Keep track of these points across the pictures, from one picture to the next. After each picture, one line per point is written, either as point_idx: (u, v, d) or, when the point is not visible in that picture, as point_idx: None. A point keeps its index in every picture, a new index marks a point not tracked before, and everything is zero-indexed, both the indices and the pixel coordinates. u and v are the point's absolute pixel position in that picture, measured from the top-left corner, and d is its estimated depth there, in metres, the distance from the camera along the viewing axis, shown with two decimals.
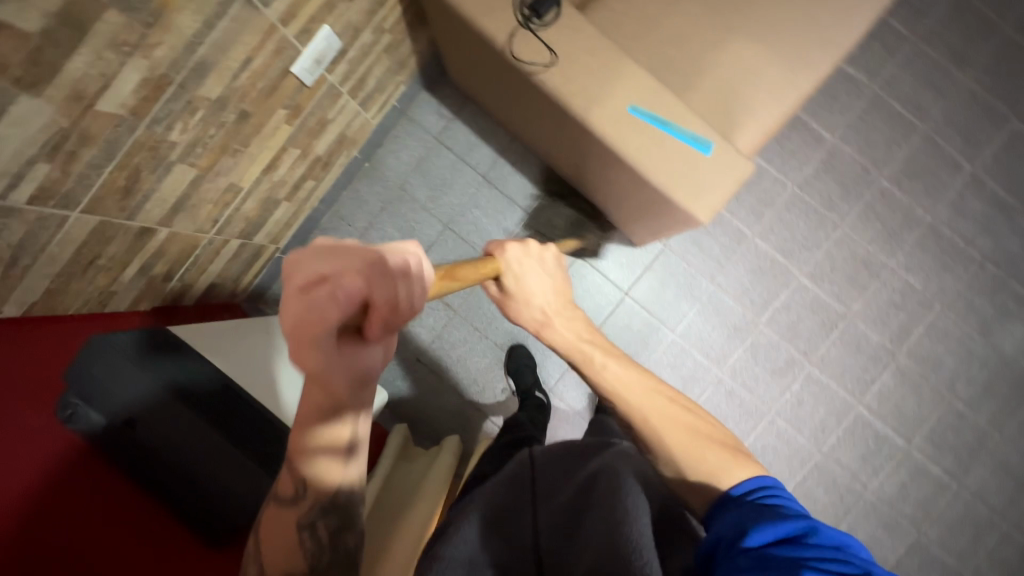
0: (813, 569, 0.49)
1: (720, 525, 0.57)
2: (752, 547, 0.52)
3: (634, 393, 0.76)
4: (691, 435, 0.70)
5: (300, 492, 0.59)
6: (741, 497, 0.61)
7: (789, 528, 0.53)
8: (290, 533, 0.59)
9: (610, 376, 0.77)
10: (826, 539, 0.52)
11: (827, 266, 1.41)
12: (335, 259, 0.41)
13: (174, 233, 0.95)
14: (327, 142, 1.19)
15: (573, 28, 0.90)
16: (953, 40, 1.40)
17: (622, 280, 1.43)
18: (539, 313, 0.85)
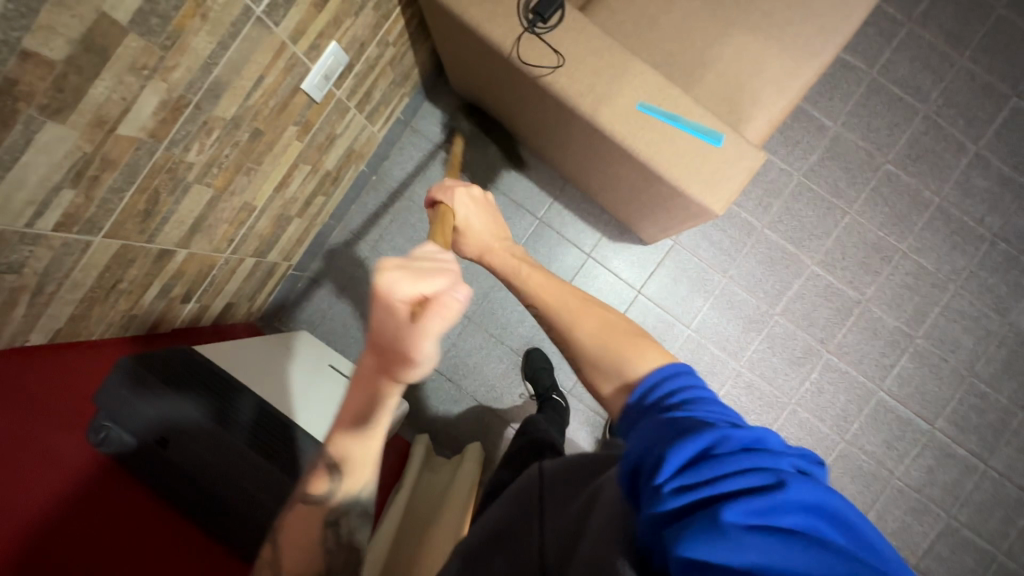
0: (729, 501, 0.42)
1: (635, 449, 0.51)
2: (667, 482, 0.45)
3: (552, 299, 0.75)
4: (607, 326, 0.68)
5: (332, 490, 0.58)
6: (652, 395, 0.56)
7: (701, 447, 0.46)
8: (316, 531, 0.59)
9: (537, 287, 0.77)
10: (735, 445, 0.46)
11: (838, 253, 1.41)
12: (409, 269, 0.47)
13: (191, 254, 0.96)
14: (336, 157, 1.20)
15: (577, 30, 0.91)
16: (948, 22, 1.41)
17: (634, 278, 1.43)
18: (478, 241, 0.90)
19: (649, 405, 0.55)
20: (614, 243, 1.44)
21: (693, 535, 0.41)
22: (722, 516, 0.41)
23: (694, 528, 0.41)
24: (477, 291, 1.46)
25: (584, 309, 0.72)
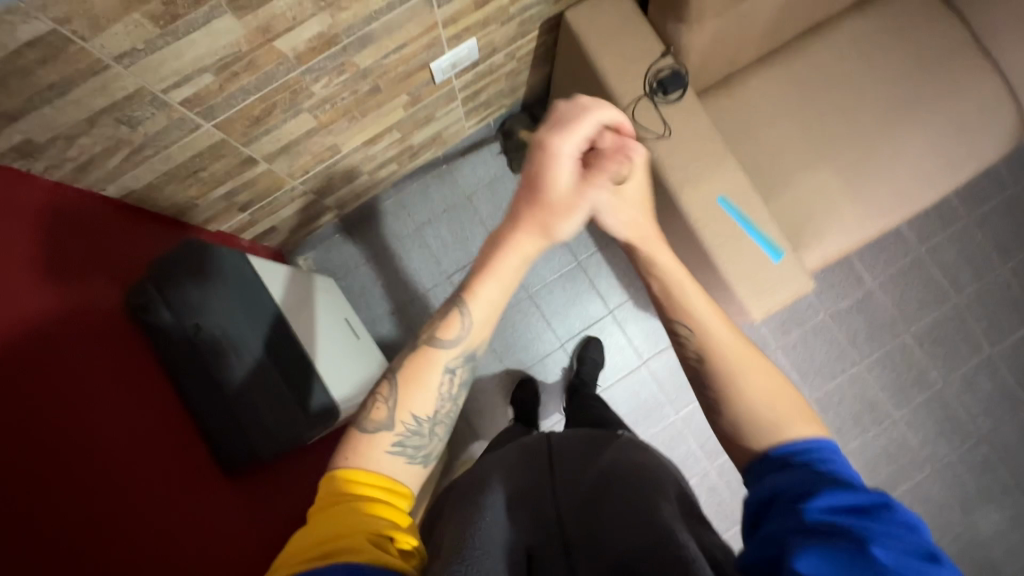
0: (884, 544, 0.42)
1: (775, 485, 0.53)
2: (813, 508, 0.47)
3: (716, 330, 0.65)
4: (776, 392, 0.61)
5: (446, 337, 0.65)
6: (789, 457, 0.56)
7: (867, 498, 0.47)
8: (434, 375, 0.64)
9: (684, 302, 0.67)
10: (908, 517, 0.45)
11: (836, 398, 1.46)
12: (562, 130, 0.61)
13: (270, 171, 0.99)
14: (424, 135, 1.26)
15: (692, 112, 0.98)
16: (1002, 232, 1.50)
17: (644, 349, 1.48)
18: (629, 212, 0.68)
19: (788, 460, 0.55)
20: (636, 309, 1.49)
21: (825, 557, 0.42)
22: (874, 553, 0.41)
23: (829, 555, 0.42)
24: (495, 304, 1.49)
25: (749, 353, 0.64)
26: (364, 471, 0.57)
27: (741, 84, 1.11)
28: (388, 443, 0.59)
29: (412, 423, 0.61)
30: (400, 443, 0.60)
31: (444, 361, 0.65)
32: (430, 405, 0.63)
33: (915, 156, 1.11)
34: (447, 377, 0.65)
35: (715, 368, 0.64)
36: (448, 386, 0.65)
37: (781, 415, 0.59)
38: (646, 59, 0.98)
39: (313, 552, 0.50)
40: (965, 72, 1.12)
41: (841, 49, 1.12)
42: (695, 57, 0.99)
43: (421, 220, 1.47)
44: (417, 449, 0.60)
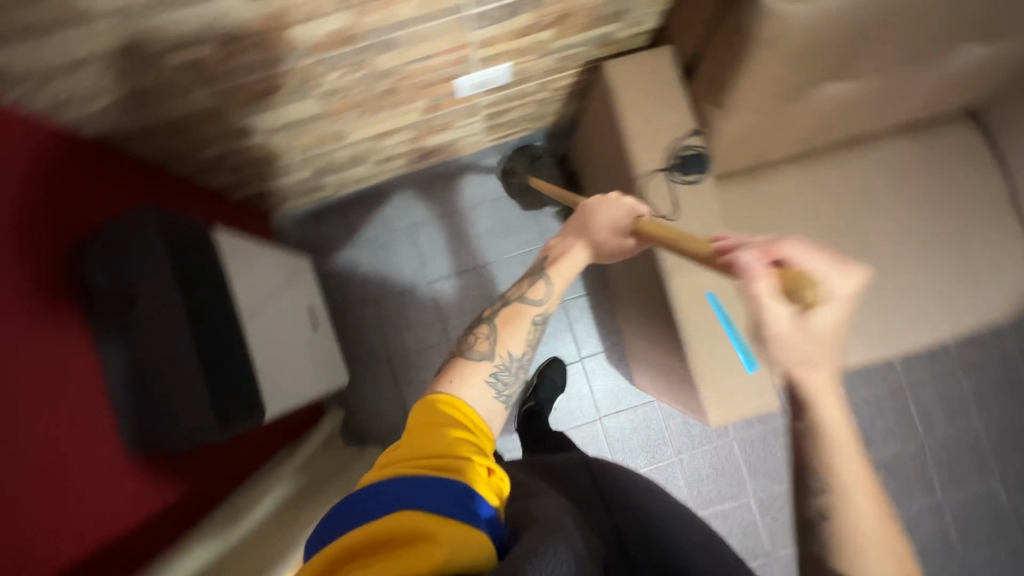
0: None
1: None
2: None
3: (854, 485, 0.49)
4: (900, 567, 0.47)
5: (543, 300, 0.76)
6: None
7: None
8: (524, 322, 0.74)
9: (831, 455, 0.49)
10: None
11: (778, 504, 1.43)
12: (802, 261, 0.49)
13: (267, 143, 0.96)
14: (439, 140, 1.22)
15: (705, 198, 0.94)
16: (987, 385, 1.47)
17: (603, 404, 1.45)
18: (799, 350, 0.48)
19: None
20: (608, 363, 1.46)
21: None
22: None
23: None
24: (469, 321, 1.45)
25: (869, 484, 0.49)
26: (466, 406, 0.63)
27: (766, 180, 1.07)
28: (485, 372, 0.67)
29: (505, 357, 0.70)
30: (496, 372, 0.68)
31: (532, 316, 0.75)
32: (522, 343, 0.73)
33: (918, 297, 1.07)
34: (534, 328, 0.75)
35: (835, 525, 0.49)
36: (533, 336, 0.75)
37: (884, 550, 0.47)
38: (673, 133, 0.94)
39: (429, 459, 0.55)
40: (992, 226, 1.09)
41: (874, 170, 1.09)
42: (723, 143, 0.95)
43: (418, 219, 1.45)
44: (504, 385, 0.68)
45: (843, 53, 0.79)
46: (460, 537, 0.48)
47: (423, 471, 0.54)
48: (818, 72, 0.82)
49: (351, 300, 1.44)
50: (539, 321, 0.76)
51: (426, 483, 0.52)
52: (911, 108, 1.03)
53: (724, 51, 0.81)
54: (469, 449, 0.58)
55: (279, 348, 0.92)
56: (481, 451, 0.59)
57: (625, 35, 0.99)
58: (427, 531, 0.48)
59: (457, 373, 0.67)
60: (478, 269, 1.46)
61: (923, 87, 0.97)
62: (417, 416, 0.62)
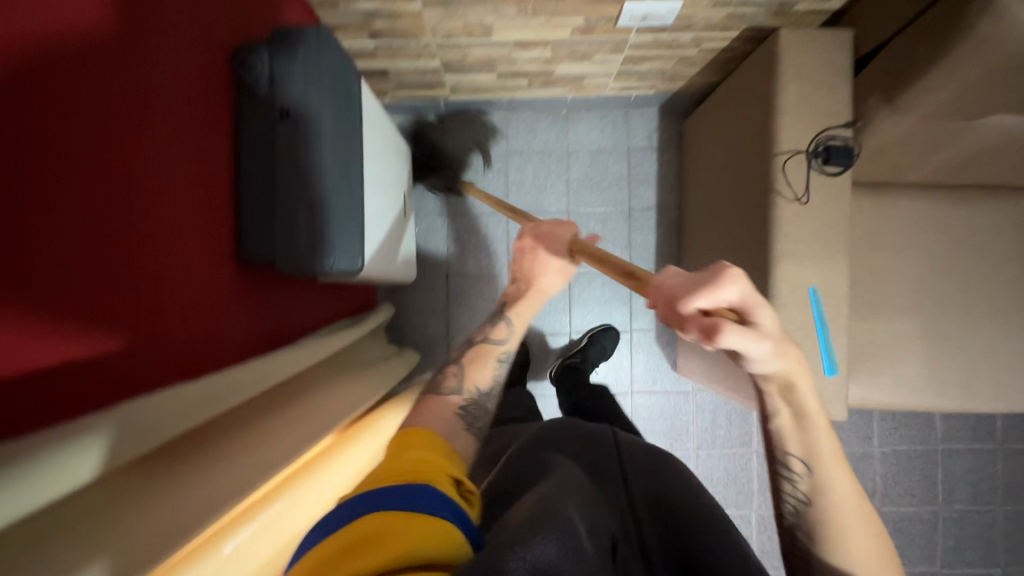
0: None
1: None
2: None
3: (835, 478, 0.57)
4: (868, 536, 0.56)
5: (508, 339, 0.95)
6: None
7: None
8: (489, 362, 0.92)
9: (816, 444, 0.57)
10: None
11: (777, 525, 1.44)
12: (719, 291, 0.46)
13: (419, 14, 0.94)
14: (569, 71, 1.19)
15: (837, 193, 0.90)
16: (1021, 476, 1.44)
17: (639, 380, 1.45)
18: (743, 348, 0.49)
19: None
20: (654, 342, 1.45)
21: None
22: None
23: None
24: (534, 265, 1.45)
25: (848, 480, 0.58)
26: (436, 435, 0.71)
27: (892, 200, 1.03)
28: (455, 404, 0.81)
29: (472, 392, 0.86)
30: (467, 407, 0.82)
31: (497, 353, 0.94)
32: (486, 378, 0.90)
33: (1005, 361, 1.04)
34: (499, 366, 0.93)
35: (818, 514, 0.58)
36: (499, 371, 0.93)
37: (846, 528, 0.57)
38: (827, 119, 0.90)
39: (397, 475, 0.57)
40: None
41: (1005, 221, 1.04)
42: (873, 145, 0.92)
43: (488, 140, 1.43)
44: (473, 419, 0.82)
45: None
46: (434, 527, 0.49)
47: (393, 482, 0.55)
48: (1011, 93, 0.78)
49: (428, 207, 1.45)
50: (502, 359, 0.93)
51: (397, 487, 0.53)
52: None
53: (924, 43, 0.77)
54: (433, 464, 0.60)
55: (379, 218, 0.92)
56: (444, 465, 0.61)
57: (806, 8, 0.94)
58: (390, 531, 0.48)
59: (434, 408, 0.80)
60: (556, 216, 1.45)
61: None
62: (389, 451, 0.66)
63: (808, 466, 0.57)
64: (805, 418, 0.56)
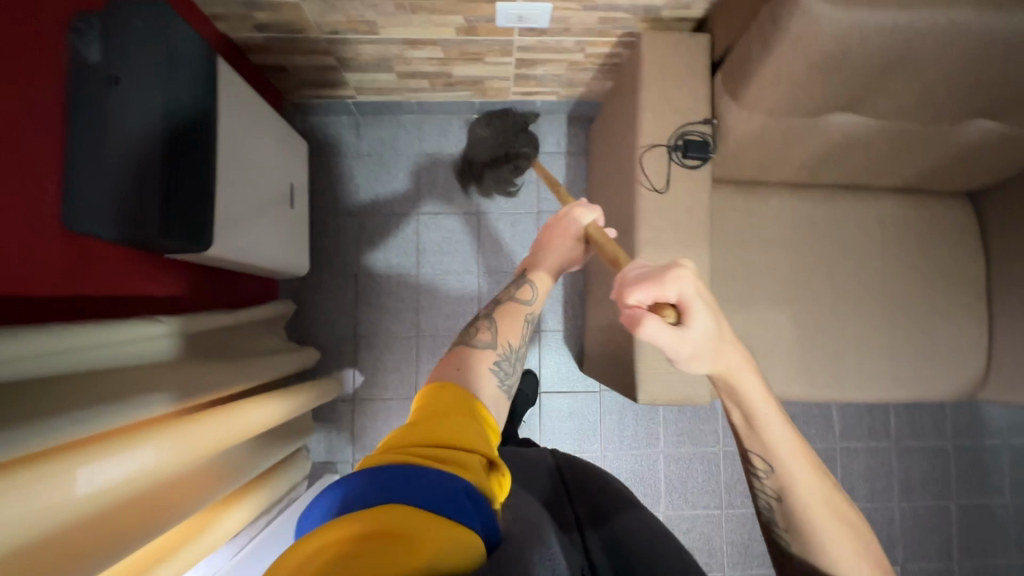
0: None
1: None
2: None
3: (793, 461, 0.61)
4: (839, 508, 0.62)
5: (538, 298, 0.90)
6: None
7: None
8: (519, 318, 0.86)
9: (772, 444, 0.61)
10: None
11: (684, 526, 1.44)
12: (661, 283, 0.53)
13: (298, 6, 0.96)
14: (466, 72, 1.23)
15: (696, 185, 0.95)
16: (914, 473, 1.49)
17: (547, 381, 1.45)
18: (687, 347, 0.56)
19: None
20: (563, 342, 1.46)
21: None
22: None
23: None
24: (444, 265, 1.46)
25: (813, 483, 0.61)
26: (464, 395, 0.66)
27: (760, 198, 1.09)
28: (490, 360, 0.75)
29: (506, 348, 0.79)
30: (501, 363, 0.76)
31: (525, 314, 0.87)
32: (519, 336, 0.83)
33: (869, 350, 1.09)
34: (528, 325, 0.87)
35: (790, 509, 0.62)
36: (529, 331, 0.86)
37: (822, 521, 0.61)
38: (686, 116, 0.95)
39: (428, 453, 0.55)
40: (955, 306, 1.11)
41: (865, 220, 1.11)
42: (730, 141, 0.97)
43: (402, 150, 1.47)
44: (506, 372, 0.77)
45: (864, 78, 0.81)
46: (462, 538, 0.46)
47: (415, 462, 0.52)
48: (836, 89, 0.84)
49: (338, 205, 1.46)
50: (528, 319, 0.87)
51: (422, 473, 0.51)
52: (914, 168, 1.05)
53: (754, 42, 0.83)
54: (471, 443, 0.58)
55: (250, 201, 0.92)
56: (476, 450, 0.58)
57: (669, 14, 1.00)
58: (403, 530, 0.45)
59: (461, 360, 0.73)
60: (467, 215, 1.47)
61: (932, 148, 0.99)
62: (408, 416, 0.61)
63: (770, 466, 0.62)
64: (751, 408, 0.61)
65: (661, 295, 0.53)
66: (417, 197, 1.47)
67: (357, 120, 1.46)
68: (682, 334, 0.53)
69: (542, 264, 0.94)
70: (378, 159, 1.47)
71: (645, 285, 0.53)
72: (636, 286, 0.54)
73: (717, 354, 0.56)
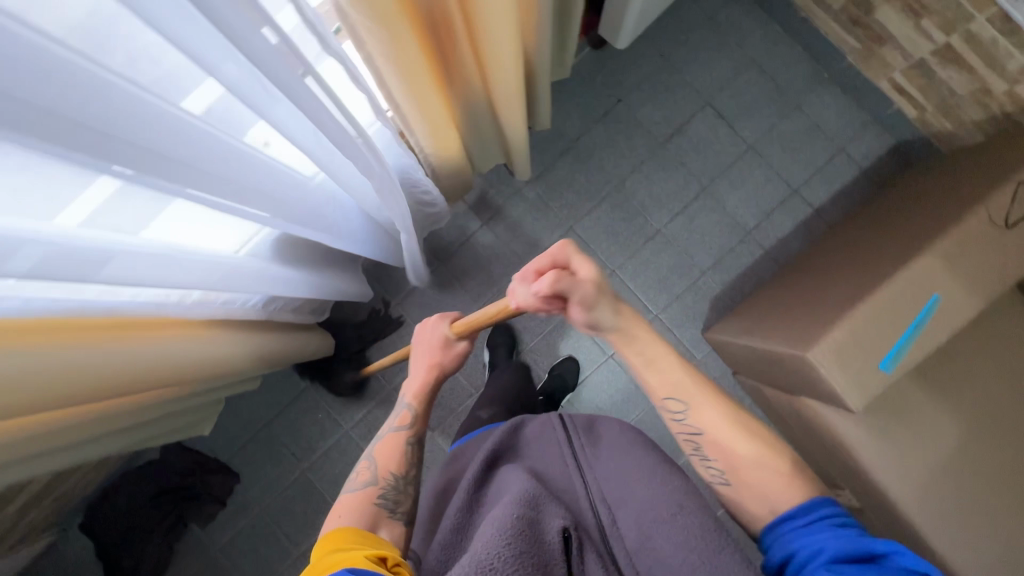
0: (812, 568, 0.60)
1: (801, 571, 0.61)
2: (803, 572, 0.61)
3: (691, 407, 0.73)
4: (737, 434, 0.71)
5: (415, 425, 0.87)
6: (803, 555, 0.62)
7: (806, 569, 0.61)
8: (400, 453, 0.83)
9: (661, 383, 0.75)
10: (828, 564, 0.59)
11: None
12: (545, 258, 0.68)
13: None
14: (887, 20, 1.17)
15: None
16: None
17: (670, 312, 1.44)
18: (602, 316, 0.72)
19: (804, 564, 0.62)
20: (709, 299, 1.43)
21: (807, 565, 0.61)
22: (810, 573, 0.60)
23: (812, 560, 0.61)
24: (687, 156, 1.45)
25: (730, 429, 0.71)
26: (357, 528, 0.67)
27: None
28: (376, 496, 0.75)
29: (393, 476, 0.79)
30: (390, 500, 0.76)
31: (409, 436, 0.85)
32: (403, 462, 0.82)
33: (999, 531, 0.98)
34: (410, 446, 0.85)
35: (710, 449, 0.72)
36: (410, 450, 0.85)
37: (758, 444, 0.70)
38: None
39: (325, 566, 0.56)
40: None
41: None
42: None
43: (747, 47, 1.44)
44: (394, 502, 0.77)
45: None
46: None
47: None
48: None
49: (660, 38, 1.45)
50: (409, 437, 0.85)
51: None
52: None
53: None
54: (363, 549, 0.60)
55: None
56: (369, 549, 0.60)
57: None
58: None
59: (346, 507, 0.73)
60: (741, 140, 1.44)
61: None
62: (316, 549, 0.62)
63: (682, 406, 0.73)
64: (644, 357, 0.75)
65: (550, 263, 0.68)
66: (718, 90, 1.45)
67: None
68: (596, 288, 0.68)
69: (411, 374, 0.91)
70: (722, 34, 1.44)
71: (537, 263, 0.68)
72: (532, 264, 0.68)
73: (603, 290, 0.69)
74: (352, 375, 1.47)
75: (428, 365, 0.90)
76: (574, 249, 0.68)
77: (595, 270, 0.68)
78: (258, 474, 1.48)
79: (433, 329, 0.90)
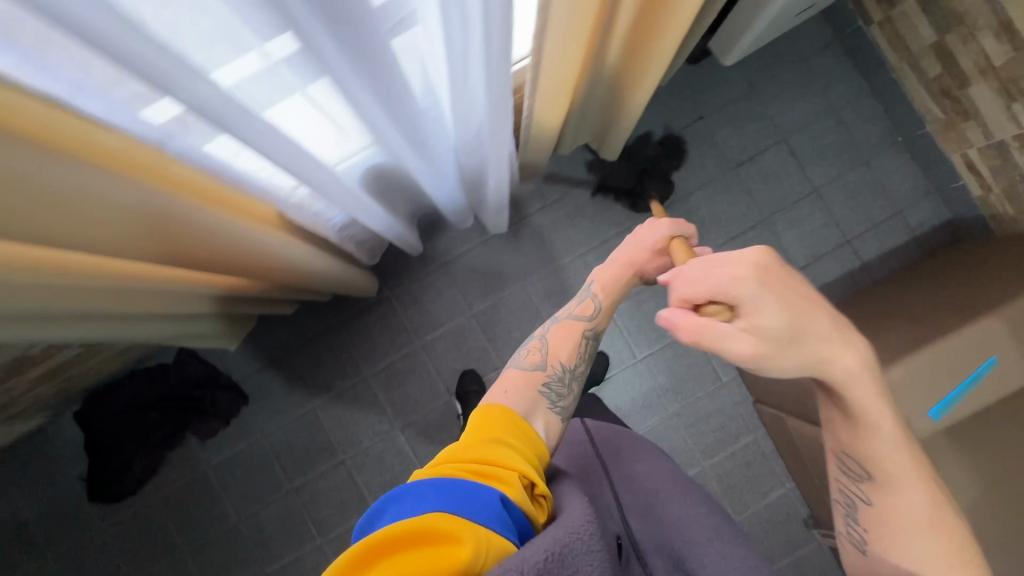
0: None
1: None
2: None
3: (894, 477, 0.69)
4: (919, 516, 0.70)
5: (595, 318, 0.86)
6: None
7: None
8: (577, 340, 0.83)
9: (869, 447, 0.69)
10: None
11: None
12: (719, 271, 0.55)
13: None
14: (977, 98, 1.22)
15: None
16: None
17: None
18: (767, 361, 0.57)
19: None
20: None
21: None
22: None
23: None
24: (753, 184, 1.49)
25: (916, 499, 0.69)
26: (514, 411, 0.70)
27: None
28: (540, 383, 0.76)
29: (562, 369, 0.79)
30: (549, 385, 0.76)
31: (585, 330, 0.85)
32: (574, 357, 0.82)
33: None
34: (585, 343, 0.84)
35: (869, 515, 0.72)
36: (583, 350, 0.84)
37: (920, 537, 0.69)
38: None
39: (474, 465, 0.58)
40: None
41: None
42: None
43: (831, 94, 1.48)
44: (558, 394, 0.77)
45: None
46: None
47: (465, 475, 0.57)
48: None
49: (752, 68, 1.49)
50: (587, 332, 0.84)
51: (473, 488, 0.55)
52: None
53: None
54: (513, 457, 0.62)
55: None
56: (517, 462, 0.61)
57: None
58: (455, 534, 0.50)
59: (513, 384, 0.75)
60: (807, 182, 1.48)
61: None
62: (468, 428, 0.66)
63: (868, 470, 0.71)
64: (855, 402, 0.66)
65: (703, 292, 0.55)
66: (796, 129, 1.49)
67: (836, 43, 1.48)
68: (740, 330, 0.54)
69: (608, 273, 0.89)
70: (811, 78, 1.48)
71: (700, 267, 0.56)
72: (697, 265, 0.56)
73: (795, 340, 0.57)
74: (382, 324, 1.46)
75: (632, 265, 0.89)
76: (761, 271, 0.54)
77: (775, 317, 0.54)
78: (267, 401, 1.46)
79: (656, 230, 0.88)
